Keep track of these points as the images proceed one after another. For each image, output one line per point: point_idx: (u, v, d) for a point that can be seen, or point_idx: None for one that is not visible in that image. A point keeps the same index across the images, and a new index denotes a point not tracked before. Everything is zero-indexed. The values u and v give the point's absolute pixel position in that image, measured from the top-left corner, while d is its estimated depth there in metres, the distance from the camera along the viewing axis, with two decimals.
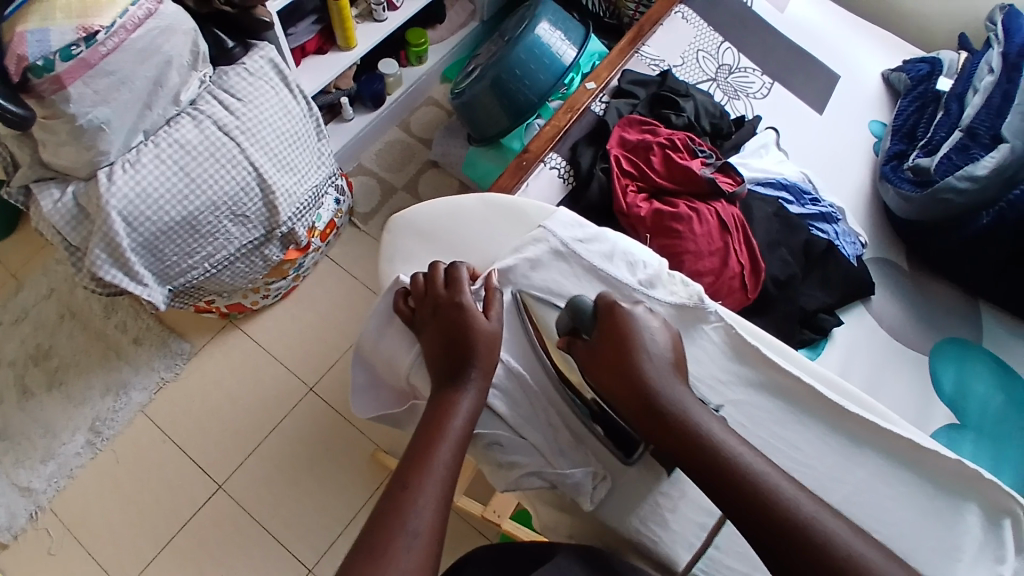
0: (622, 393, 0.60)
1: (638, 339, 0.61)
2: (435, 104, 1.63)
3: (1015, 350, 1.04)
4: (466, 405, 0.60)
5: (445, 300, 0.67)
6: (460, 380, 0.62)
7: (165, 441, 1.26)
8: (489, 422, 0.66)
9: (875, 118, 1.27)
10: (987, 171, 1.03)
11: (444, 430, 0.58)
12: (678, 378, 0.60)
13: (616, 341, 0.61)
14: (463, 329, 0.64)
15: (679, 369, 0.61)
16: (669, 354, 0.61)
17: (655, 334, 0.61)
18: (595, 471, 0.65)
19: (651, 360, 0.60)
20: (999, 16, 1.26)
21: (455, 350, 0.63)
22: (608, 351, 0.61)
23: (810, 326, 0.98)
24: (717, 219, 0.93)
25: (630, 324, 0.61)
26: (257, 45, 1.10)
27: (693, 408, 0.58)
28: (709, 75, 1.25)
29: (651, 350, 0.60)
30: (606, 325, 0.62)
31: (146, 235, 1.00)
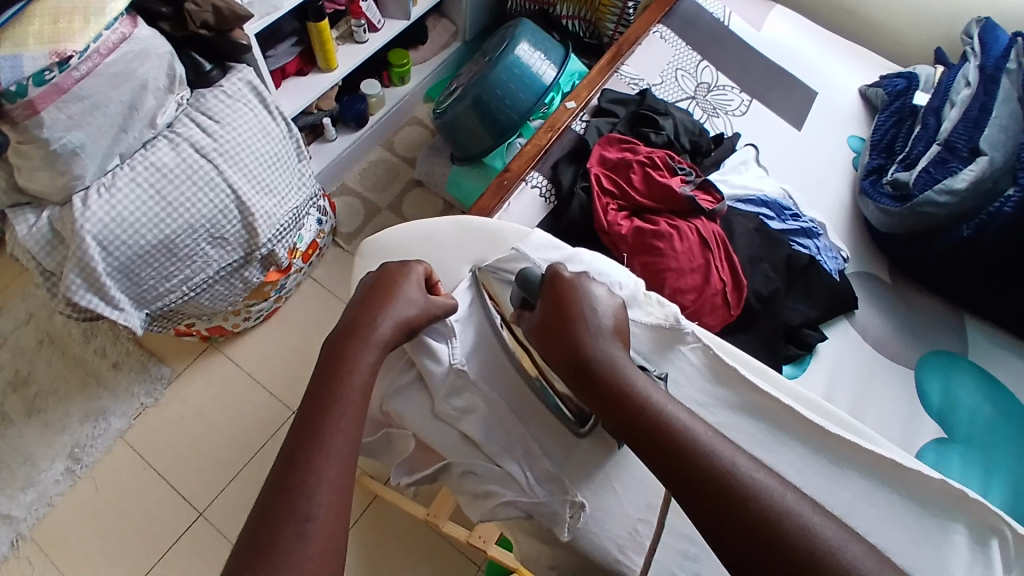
0: (556, 350, 0.61)
1: (581, 305, 0.61)
2: (419, 123, 1.63)
3: (999, 362, 1.04)
4: (366, 367, 0.58)
5: (380, 271, 0.68)
6: (361, 339, 0.60)
7: (145, 469, 1.23)
8: (464, 451, 0.65)
9: (853, 133, 1.28)
10: (966, 184, 1.03)
11: (344, 394, 0.56)
12: (620, 346, 0.60)
13: (558, 304, 0.62)
14: (382, 291, 0.64)
15: (621, 337, 0.62)
16: (610, 322, 0.62)
17: (598, 303, 0.62)
18: (572, 500, 0.63)
19: (589, 322, 0.60)
20: (976, 28, 1.26)
21: (367, 309, 0.63)
22: (550, 314, 0.62)
23: (796, 342, 0.98)
24: (697, 236, 0.93)
25: (574, 290, 0.63)
26: (236, 67, 1.09)
27: (626, 366, 0.58)
28: (688, 93, 1.26)
29: (591, 317, 0.61)
30: (549, 292, 0.64)
31: (123, 260, 0.98)
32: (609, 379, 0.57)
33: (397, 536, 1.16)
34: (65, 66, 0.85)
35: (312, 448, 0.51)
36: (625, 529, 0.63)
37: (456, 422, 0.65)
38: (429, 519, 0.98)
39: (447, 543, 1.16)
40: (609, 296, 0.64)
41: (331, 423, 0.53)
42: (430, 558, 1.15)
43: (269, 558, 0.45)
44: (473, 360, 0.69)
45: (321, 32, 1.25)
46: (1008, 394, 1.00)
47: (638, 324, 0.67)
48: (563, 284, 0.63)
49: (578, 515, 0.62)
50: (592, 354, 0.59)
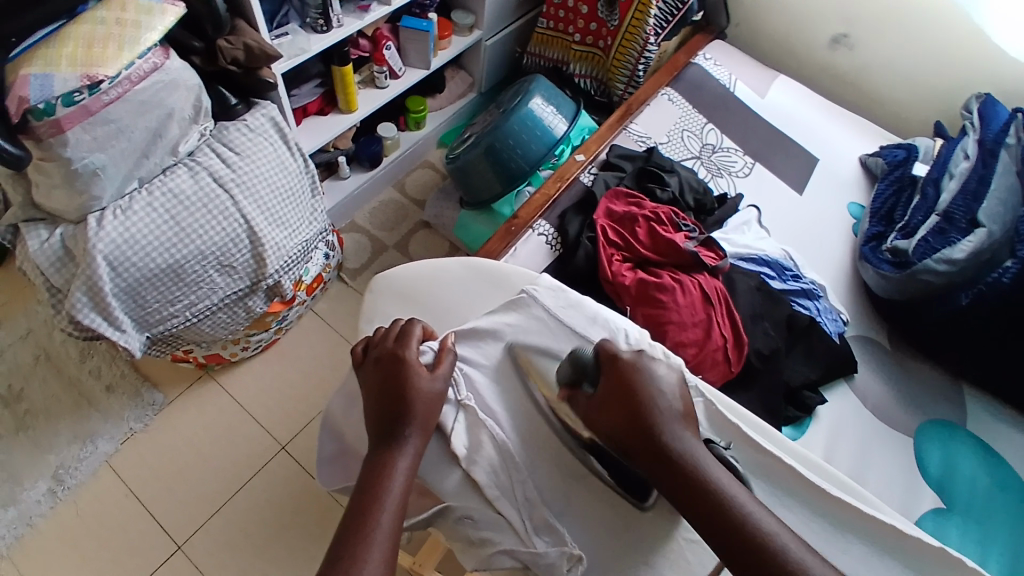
0: (624, 429, 0.59)
1: (650, 389, 0.60)
2: (430, 166, 1.68)
3: (997, 432, 1.04)
4: (404, 463, 0.55)
5: (387, 352, 0.62)
6: (394, 439, 0.56)
7: (127, 496, 1.20)
8: (463, 494, 0.63)
9: (854, 200, 1.32)
10: (964, 255, 1.05)
11: (386, 489, 0.53)
12: (687, 428, 0.59)
13: (626, 387, 0.60)
14: (402, 380, 0.59)
15: (689, 418, 0.60)
16: (678, 404, 0.60)
17: (664, 385, 0.60)
18: (571, 553, 0.61)
19: (661, 406, 0.59)
20: (975, 104, 1.32)
21: (390, 402, 0.58)
22: (617, 397, 0.60)
23: (794, 404, 0.97)
24: (700, 290, 0.95)
25: (637, 372, 0.61)
26: (260, 103, 1.13)
27: (703, 456, 0.57)
28: (694, 153, 1.31)
29: (661, 400, 0.59)
30: (610, 372, 0.62)
31: (130, 282, 0.99)
32: (684, 467, 0.56)
33: None
34: (95, 90, 0.88)
35: (353, 549, 0.49)
36: None
37: (462, 464, 0.63)
38: (415, 567, 0.96)
39: None
40: (671, 373, 0.63)
41: (374, 516, 0.51)
42: None
43: None
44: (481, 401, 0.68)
45: (344, 76, 1.30)
46: (1005, 464, 0.99)
47: None
48: (626, 365, 0.61)
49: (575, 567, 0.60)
50: (667, 440, 0.57)
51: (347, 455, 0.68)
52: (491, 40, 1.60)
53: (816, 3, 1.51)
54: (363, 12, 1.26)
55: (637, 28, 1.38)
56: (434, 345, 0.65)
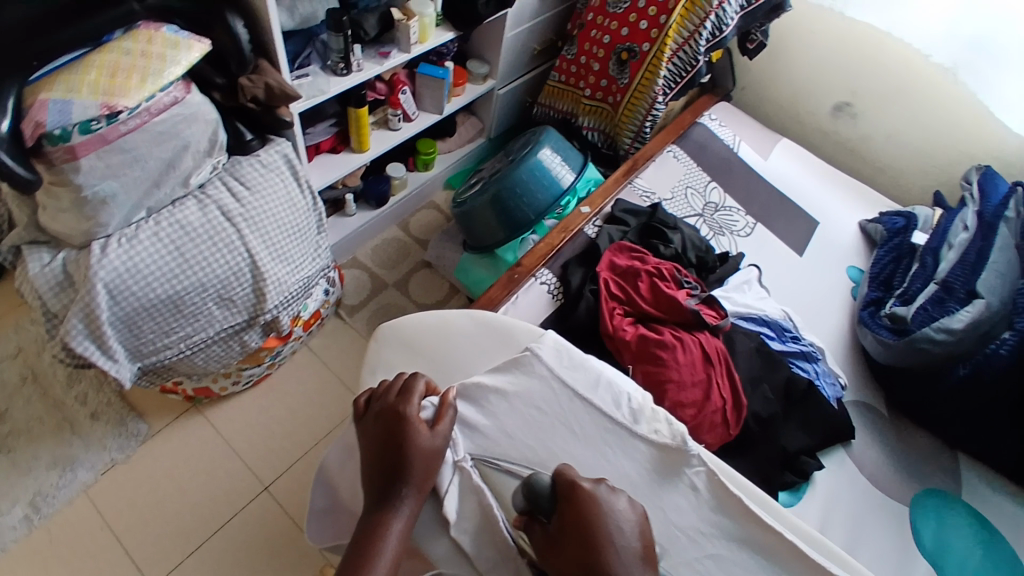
0: (574, 574, 0.51)
1: (609, 531, 0.52)
2: (435, 208, 1.70)
3: (997, 507, 1.02)
4: (399, 526, 0.54)
5: (387, 406, 0.61)
6: (390, 500, 0.55)
7: (103, 529, 1.16)
8: (452, 560, 0.59)
9: (853, 264, 1.33)
10: (963, 326, 1.04)
11: (382, 552, 0.53)
12: (648, 571, 0.52)
13: (581, 530, 0.52)
14: (402, 437, 0.58)
15: (648, 556, 0.53)
16: (639, 542, 0.53)
17: (623, 522, 0.53)
18: None
19: (617, 544, 0.51)
20: (976, 176, 1.34)
21: (388, 459, 0.57)
22: (568, 537, 0.52)
23: (793, 469, 0.95)
24: (700, 349, 0.94)
25: (599, 513, 0.53)
26: (275, 141, 1.15)
27: None
28: (696, 211, 1.33)
29: (618, 541, 0.52)
30: (567, 510, 0.54)
31: (128, 310, 0.99)
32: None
33: None
34: (113, 119, 0.89)
35: None
36: None
37: (452, 533, 0.59)
38: None
39: None
40: (630, 509, 0.55)
41: None
42: None
43: None
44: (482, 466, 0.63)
45: (359, 118, 1.33)
46: (1003, 540, 0.98)
47: (644, 441, 0.65)
48: (583, 506, 0.53)
49: None
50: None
51: (338, 507, 0.66)
52: (503, 89, 1.64)
53: (818, 72, 1.57)
54: (383, 58, 1.29)
55: (646, 87, 1.42)
56: (434, 401, 0.63)
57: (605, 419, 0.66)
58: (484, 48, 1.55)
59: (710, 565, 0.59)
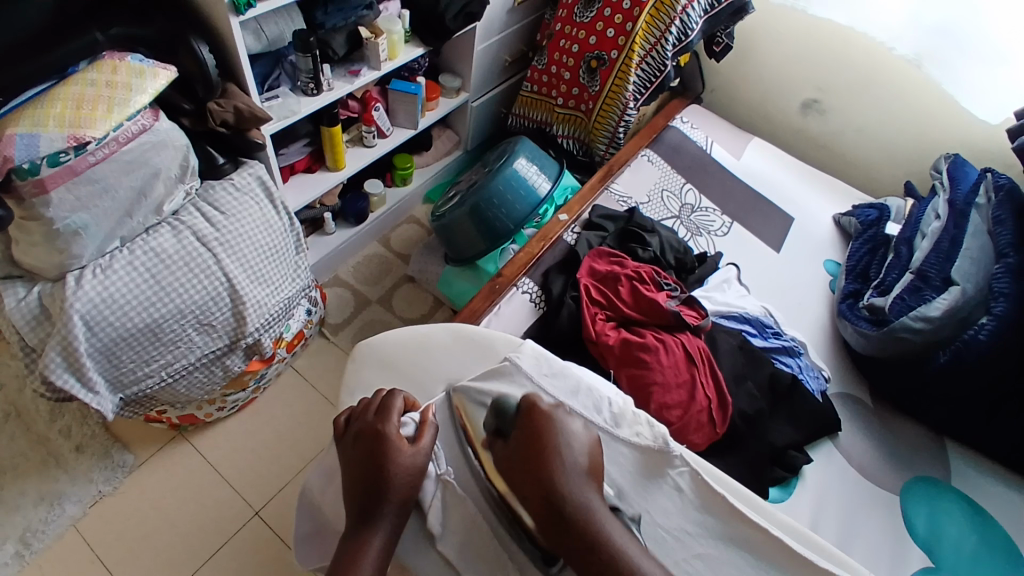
0: (523, 481, 0.53)
1: (557, 441, 0.54)
2: (416, 222, 1.70)
3: (985, 490, 1.03)
4: (379, 542, 0.53)
5: (366, 426, 0.60)
6: (371, 518, 0.54)
7: (92, 563, 1.13)
8: (439, 572, 0.59)
9: (830, 258, 1.35)
10: (940, 312, 1.07)
11: (360, 568, 0.51)
12: (593, 485, 0.53)
13: (532, 438, 0.54)
14: (383, 456, 0.57)
15: (596, 475, 0.55)
16: (586, 458, 0.55)
17: (573, 439, 0.55)
18: None
19: (566, 457, 0.53)
20: (944, 165, 1.38)
21: (367, 479, 0.56)
22: (520, 447, 0.54)
23: (782, 464, 0.96)
24: (683, 350, 0.95)
25: (551, 425, 0.55)
26: (248, 163, 1.15)
27: (604, 516, 0.52)
28: (673, 213, 1.34)
29: (566, 454, 0.54)
30: (524, 424, 0.56)
31: (105, 341, 0.97)
32: (579, 523, 0.51)
33: None
34: (81, 150, 0.88)
35: None
36: None
37: (438, 545, 0.59)
38: None
39: None
40: (585, 431, 0.57)
41: None
42: None
43: None
44: (463, 475, 0.63)
45: (333, 135, 1.33)
46: (995, 524, 0.99)
47: (627, 446, 0.65)
48: (538, 419, 0.55)
49: None
50: (567, 495, 0.52)
51: (325, 530, 0.65)
52: (476, 102, 1.65)
53: (785, 71, 1.60)
54: (354, 76, 1.30)
55: (617, 94, 1.43)
56: (415, 417, 0.63)
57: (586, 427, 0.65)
58: (456, 62, 1.56)
59: (698, 565, 0.59)
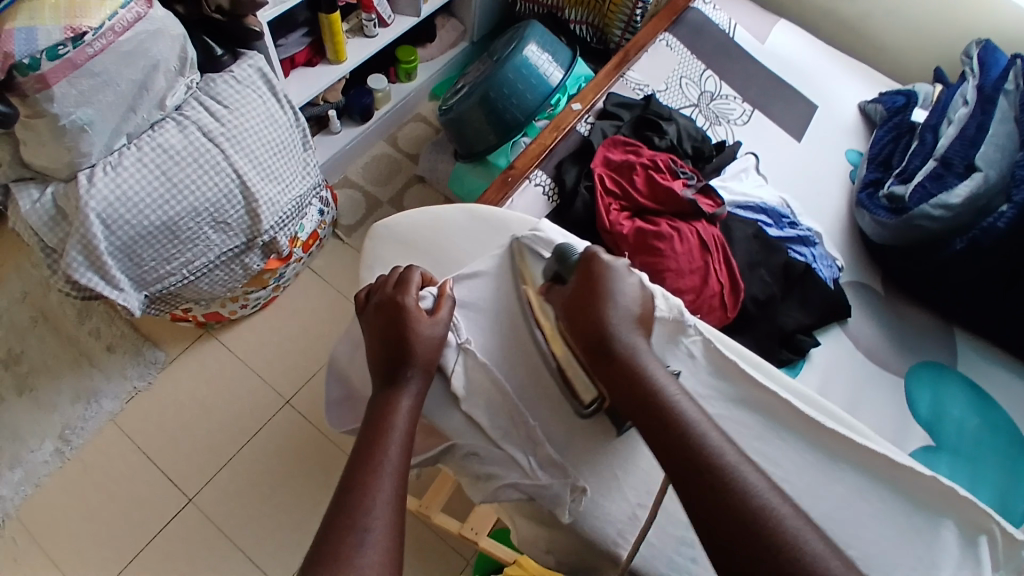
0: (578, 317, 0.61)
1: (610, 287, 0.61)
2: (424, 119, 1.64)
3: (987, 373, 1.06)
4: (408, 402, 0.55)
5: (387, 298, 0.62)
6: (398, 380, 0.57)
7: (134, 451, 1.22)
8: (465, 430, 0.62)
9: (852, 147, 1.31)
10: (961, 200, 1.05)
11: (393, 424, 0.53)
12: (638, 327, 0.61)
13: (589, 280, 0.62)
14: (404, 325, 0.59)
15: (643, 320, 0.62)
16: (636, 307, 0.62)
17: (626, 285, 0.62)
18: (574, 484, 0.60)
19: (619, 300, 0.61)
20: (976, 50, 1.29)
21: (391, 345, 0.59)
22: (579, 289, 0.62)
23: (789, 347, 0.98)
24: (697, 238, 0.95)
25: (607, 272, 0.62)
26: (247, 53, 1.10)
27: (643, 352, 0.59)
28: (691, 101, 1.29)
29: (618, 297, 0.61)
30: (581, 272, 0.63)
31: (124, 239, 0.99)
32: (623, 357, 0.58)
33: None
34: (79, 42, 0.86)
35: (363, 479, 0.48)
36: (622, 515, 0.60)
37: (464, 407, 0.62)
38: (421, 510, 0.99)
39: (438, 536, 1.09)
40: (638, 281, 0.64)
41: (382, 450, 0.51)
42: (423, 553, 1.08)
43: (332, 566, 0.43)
44: (482, 344, 0.67)
45: (332, 24, 1.26)
46: (997, 405, 1.03)
47: None
48: (597, 266, 0.62)
49: (578, 498, 0.60)
50: (617, 331, 0.59)
51: (351, 400, 0.69)
52: None
53: None
54: None
55: None
56: (432, 291, 0.65)
57: None
58: None
59: None
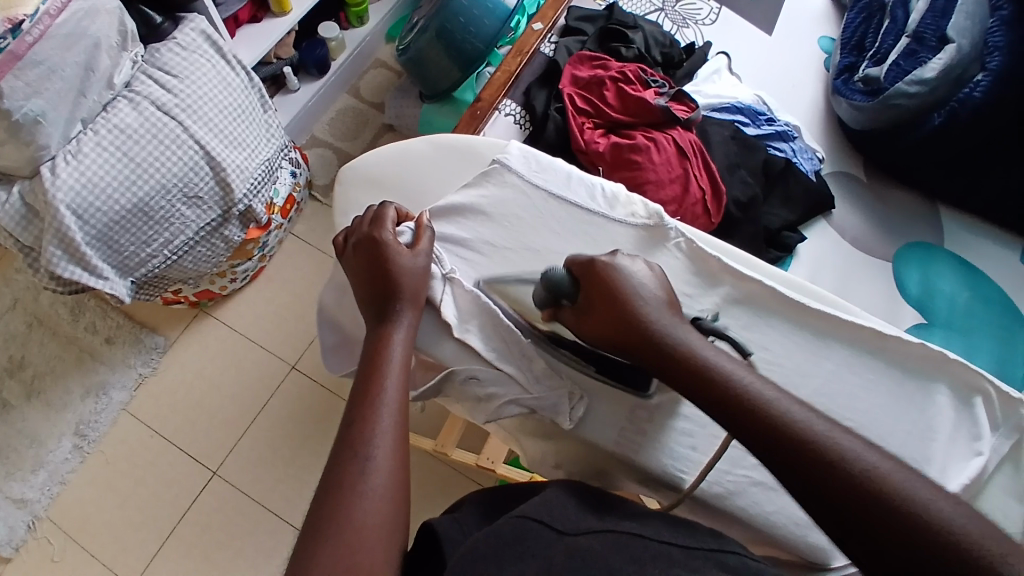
0: (612, 333, 0.56)
1: (628, 289, 0.57)
2: (384, 65, 1.58)
3: (974, 245, 1.08)
4: (401, 334, 0.56)
5: (364, 236, 0.62)
6: (390, 315, 0.58)
7: (153, 436, 1.25)
8: (461, 356, 0.63)
9: (824, 34, 1.27)
10: (936, 73, 1.04)
11: (387, 354, 0.54)
12: (675, 317, 0.56)
13: (605, 297, 0.57)
14: (385, 259, 0.60)
15: (674, 305, 0.57)
16: (660, 293, 0.58)
17: (644, 280, 0.58)
18: (571, 391, 0.62)
19: (642, 298, 0.56)
20: None
21: (377, 282, 0.59)
22: (596, 304, 0.57)
23: (776, 245, 0.98)
24: (674, 146, 0.94)
25: (615, 277, 0.57)
26: (186, 17, 1.05)
27: (702, 347, 0.54)
28: (656, 6, 1.24)
29: (642, 293, 0.57)
30: (589, 284, 0.58)
31: (100, 227, 0.97)
32: (681, 356, 0.53)
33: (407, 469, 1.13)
34: (18, 33, 0.82)
35: (363, 412, 0.50)
36: (623, 416, 0.62)
37: (456, 333, 0.63)
38: (439, 448, 1.03)
39: (458, 472, 1.14)
40: (648, 269, 0.59)
41: (379, 383, 0.52)
42: (446, 490, 1.12)
43: (342, 494, 0.45)
44: (468, 271, 0.67)
45: None
46: (984, 276, 1.04)
47: (623, 225, 0.69)
48: (601, 275, 0.57)
49: (578, 405, 0.61)
50: (656, 330, 0.54)
51: (347, 343, 0.70)
52: None
53: None
54: None
55: None
56: (410, 225, 0.66)
57: (580, 211, 0.70)
58: None
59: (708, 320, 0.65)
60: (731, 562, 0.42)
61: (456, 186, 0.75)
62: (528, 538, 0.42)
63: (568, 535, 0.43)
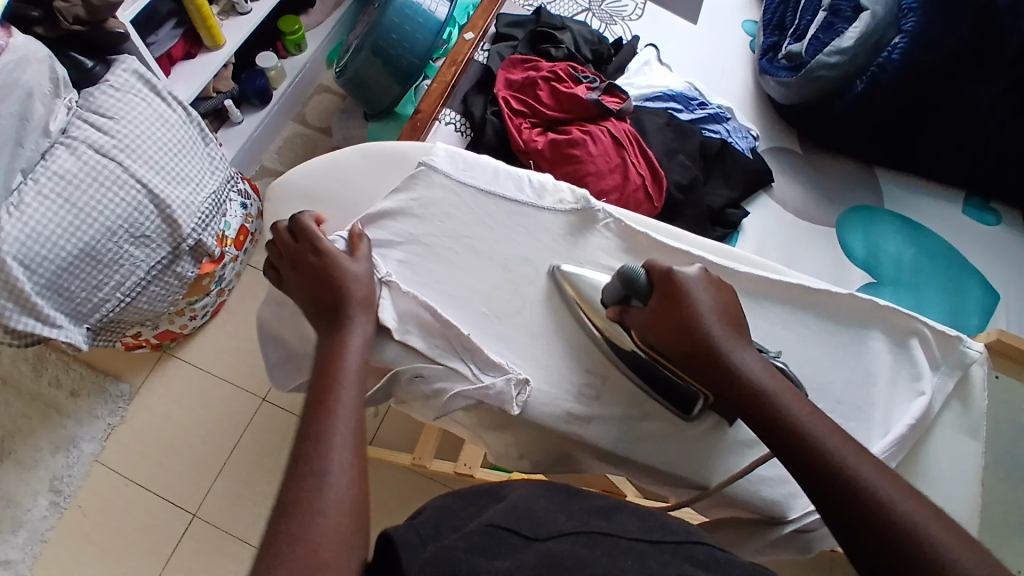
0: (676, 342, 0.57)
1: (698, 312, 0.57)
2: (326, 89, 1.60)
3: (910, 202, 1.12)
4: (358, 339, 0.58)
5: (297, 255, 0.64)
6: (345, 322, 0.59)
7: (127, 484, 1.22)
8: (406, 357, 0.64)
9: (747, 18, 1.32)
10: (852, 41, 1.09)
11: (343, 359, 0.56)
12: (738, 335, 0.56)
13: (677, 307, 0.57)
14: (328, 275, 0.62)
15: (734, 322, 0.58)
16: (723, 312, 0.58)
17: (709, 301, 0.58)
18: (515, 377, 0.62)
19: (710, 321, 0.56)
20: None
21: (322, 293, 0.61)
22: (666, 314, 0.58)
23: (721, 223, 1.01)
24: (610, 137, 0.96)
25: (687, 292, 0.58)
26: (118, 59, 1.05)
27: (763, 374, 0.54)
28: (583, 6, 1.27)
29: (706, 318, 0.56)
30: (663, 292, 0.59)
31: (48, 276, 0.95)
32: (744, 385, 0.54)
33: (387, 487, 1.12)
34: None
35: (319, 423, 0.50)
36: (570, 396, 0.63)
37: (398, 336, 0.64)
38: (416, 461, 1.03)
39: (438, 482, 1.14)
40: (714, 289, 0.59)
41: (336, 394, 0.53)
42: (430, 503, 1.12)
43: (299, 503, 0.45)
44: (405, 272, 0.68)
45: (200, 8, 1.20)
46: (926, 232, 1.08)
47: (553, 213, 0.71)
48: (674, 292, 0.58)
49: (523, 390, 0.62)
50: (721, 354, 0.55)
51: (294, 358, 0.70)
52: None
53: None
54: None
55: None
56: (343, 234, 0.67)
57: (508, 203, 0.72)
58: None
59: None
60: (699, 558, 0.43)
61: (386, 191, 0.77)
62: (496, 544, 0.41)
63: (537, 542, 0.42)
